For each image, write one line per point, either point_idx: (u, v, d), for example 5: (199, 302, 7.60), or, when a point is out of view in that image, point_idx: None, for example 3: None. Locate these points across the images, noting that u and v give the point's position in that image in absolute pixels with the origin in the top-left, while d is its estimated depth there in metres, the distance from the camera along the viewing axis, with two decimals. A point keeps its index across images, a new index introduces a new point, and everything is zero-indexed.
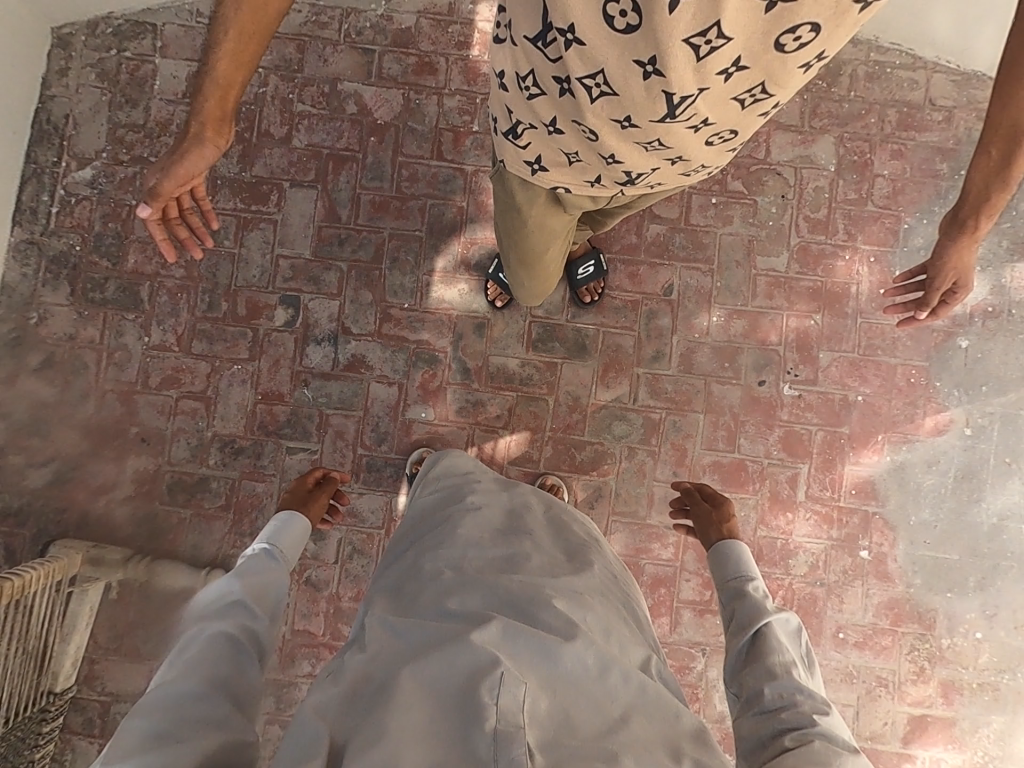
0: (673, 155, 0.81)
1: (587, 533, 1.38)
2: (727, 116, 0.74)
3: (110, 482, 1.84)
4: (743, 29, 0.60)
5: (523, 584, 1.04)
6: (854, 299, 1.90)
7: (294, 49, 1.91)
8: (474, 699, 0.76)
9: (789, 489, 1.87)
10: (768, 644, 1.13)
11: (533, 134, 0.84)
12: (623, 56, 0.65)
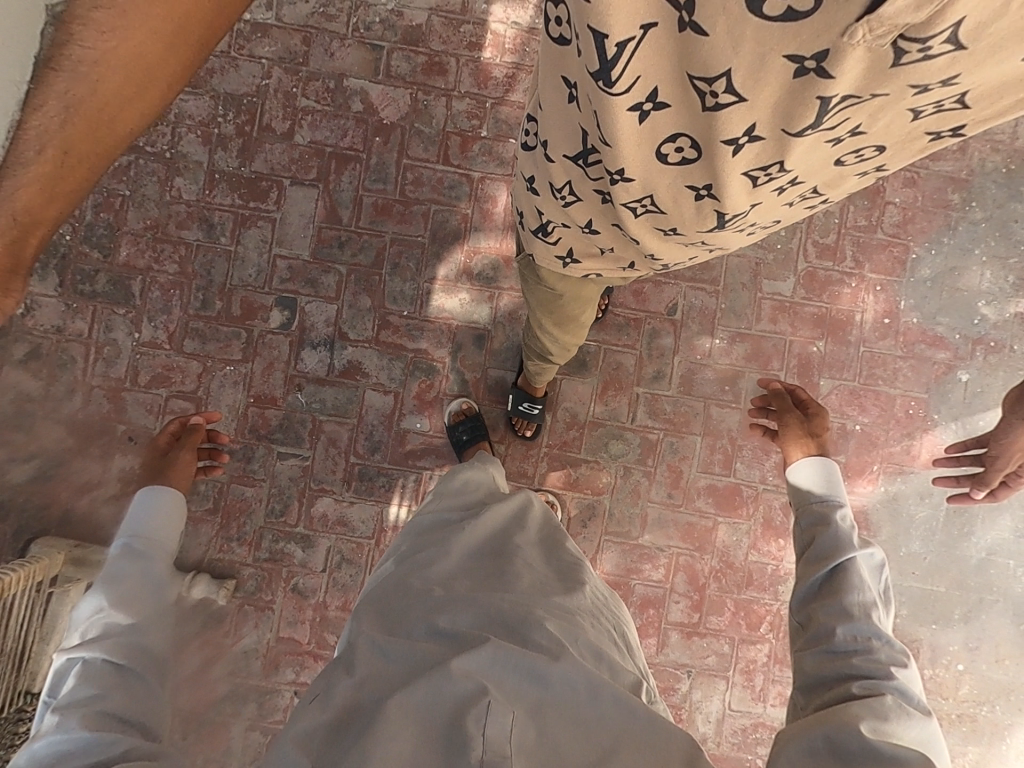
0: (713, 248, 0.76)
1: (578, 553, 1.29)
2: (775, 215, 0.67)
3: (95, 480, 1.80)
4: (809, 166, 0.54)
5: (514, 604, 0.96)
6: (858, 328, 1.88)
7: (299, 40, 1.85)
8: (460, 734, 0.71)
9: (782, 516, 1.86)
10: (847, 581, 1.02)
11: (568, 230, 0.79)
12: (673, 187, 0.59)
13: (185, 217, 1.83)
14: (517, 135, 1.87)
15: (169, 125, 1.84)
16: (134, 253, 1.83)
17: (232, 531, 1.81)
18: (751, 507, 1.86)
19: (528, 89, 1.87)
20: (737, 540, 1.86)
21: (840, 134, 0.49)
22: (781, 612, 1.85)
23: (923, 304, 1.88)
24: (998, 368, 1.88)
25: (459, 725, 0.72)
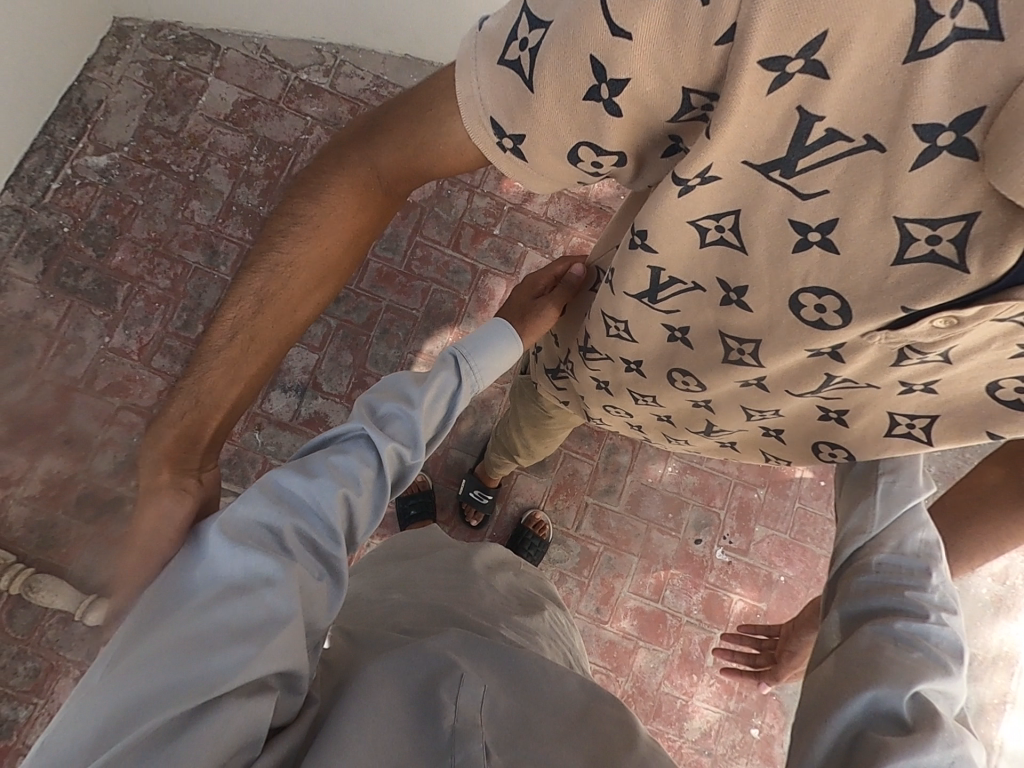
0: (659, 411, 0.98)
1: (537, 589, 1.18)
2: (728, 411, 0.88)
3: (16, 477, 1.71)
4: (794, 420, 0.84)
5: (421, 612, 0.86)
6: (796, 483, 2.02)
7: (346, 109, 1.97)
8: (432, 695, 0.66)
9: (700, 652, 1.91)
10: (907, 515, 0.69)
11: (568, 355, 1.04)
12: (678, 395, 0.90)
13: (191, 239, 1.86)
14: (526, 240, 2.02)
15: (201, 151, 1.90)
16: (129, 261, 1.83)
17: None
18: (672, 637, 1.91)
19: (544, 203, 2.04)
20: (652, 667, 1.89)
21: (916, 388, 0.68)
22: (683, 750, 1.85)
23: None
24: None
25: (432, 689, 0.66)
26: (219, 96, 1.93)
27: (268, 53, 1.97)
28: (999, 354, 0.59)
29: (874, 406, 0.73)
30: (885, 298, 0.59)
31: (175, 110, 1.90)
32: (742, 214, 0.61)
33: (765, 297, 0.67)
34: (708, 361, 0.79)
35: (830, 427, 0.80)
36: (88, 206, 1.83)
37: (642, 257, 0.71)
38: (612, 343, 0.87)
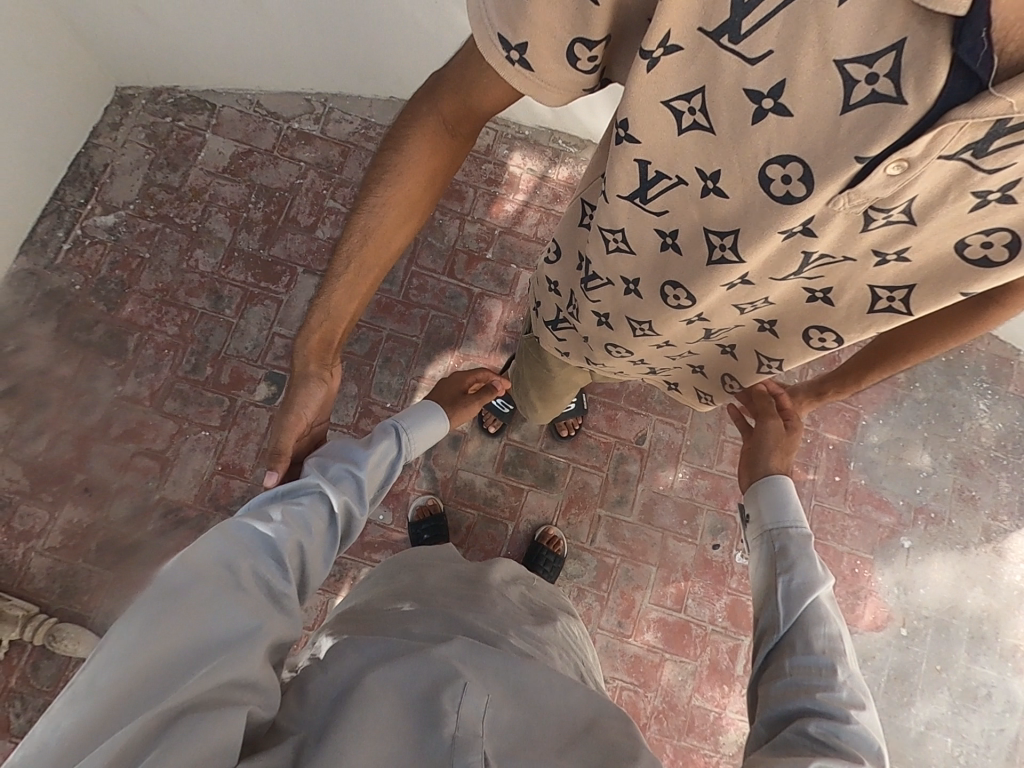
0: (660, 337, 0.95)
1: (550, 603, 1.18)
2: (726, 316, 0.85)
3: (37, 529, 1.75)
4: (787, 305, 0.80)
5: (432, 618, 0.87)
6: (810, 480, 2.00)
7: (338, 152, 2.06)
8: (433, 705, 0.65)
9: (728, 661, 1.86)
10: (810, 612, 0.89)
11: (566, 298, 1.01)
12: (672, 314, 0.86)
13: (197, 287, 1.94)
14: (519, 262, 2.07)
15: (203, 203, 1.99)
16: (139, 311, 1.90)
17: None
18: (698, 647, 1.87)
19: (533, 224, 2.10)
20: (681, 680, 1.84)
21: (891, 253, 0.64)
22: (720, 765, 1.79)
23: (871, 467, 2.02)
24: (937, 539, 1.99)
25: (433, 698, 0.66)
26: (217, 150, 2.03)
27: (261, 107, 2.08)
28: (962, 203, 0.55)
29: (857, 278, 0.70)
30: (839, 154, 0.52)
31: (176, 167, 2.01)
32: (708, 89, 0.56)
33: (735, 182, 0.62)
34: (694, 269, 0.75)
35: (819, 308, 0.77)
36: (98, 263, 1.92)
37: (625, 151, 0.66)
38: (613, 260, 0.82)
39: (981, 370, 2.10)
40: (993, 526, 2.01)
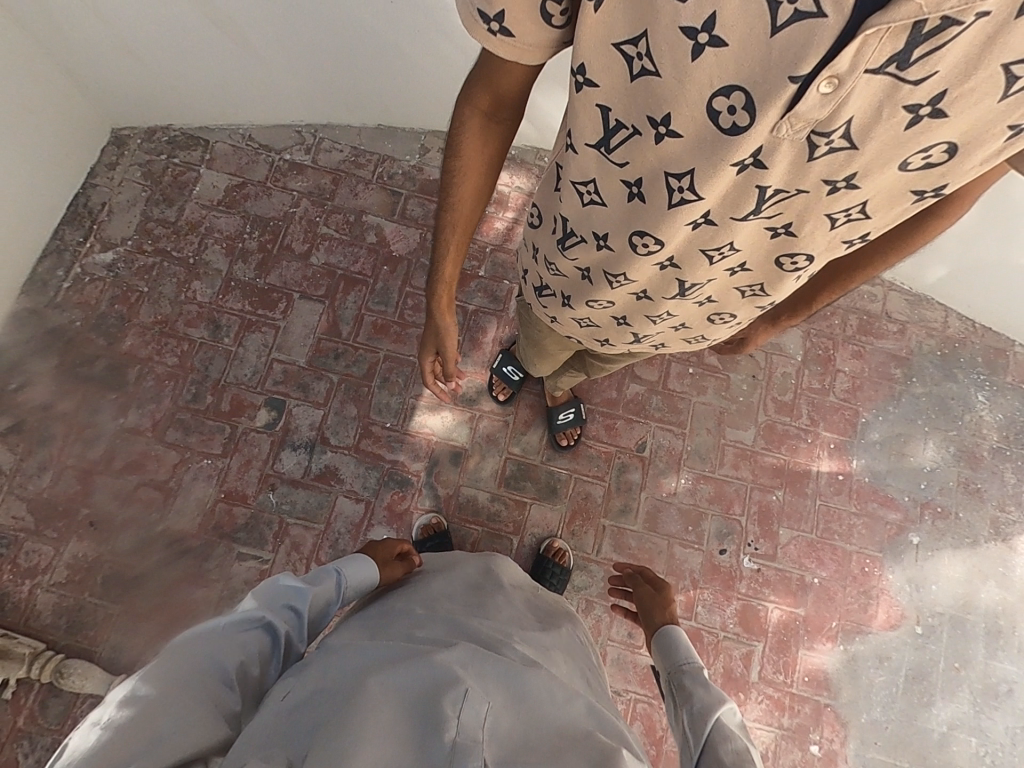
0: (638, 291, 0.96)
1: (558, 608, 1.17)
2: (696, 267, 0.86)
3: (43, 565, 1.75)
4: (751, 247, 0.81)
5: (435, 623, 0.87)
6: (814, 480, 1.99)
7: (329, 180, 2.11)
8: (434, 711, 0.64)
9: (743, 668, 1.84)
10: (717, 732, 1.06)
11: (549, 263, 1.03)
12: (645, 263, 0.88)
13: (195, 317, 1.96)
14: (511, 277, 2.10)
15: (199, 235, 2.03)
16: (139, 344, 1.93)
17: (173, 634, 1.72)
18: (711, 655, 1.84)
19: None
20: None
21: (839, 180, 0.66)
22: None
23: (873, 464, 2.01)
24: (946, 533, 1.97)
25: (433, 701, 0.66)
26: (211, 184, 2.08)
27: (252, 140, 2.13)
28: (896, 121, 0.59)
29: (814, 210, 0.72)
30: (774, 75, 0.56)
31: (172, 202, 2.05)
32: (651, 32, 0.60)
33: (685, 120, 0.64)
34: (659, 213, 0.76)
35: (782, 241, 0.79)
36: (98, 299, 1.95)
37: (588, 97, 0.70)
38: (587, 212, 0.86)
39: (977, 362, 2.10)
40: (1001, 517, 1.99)
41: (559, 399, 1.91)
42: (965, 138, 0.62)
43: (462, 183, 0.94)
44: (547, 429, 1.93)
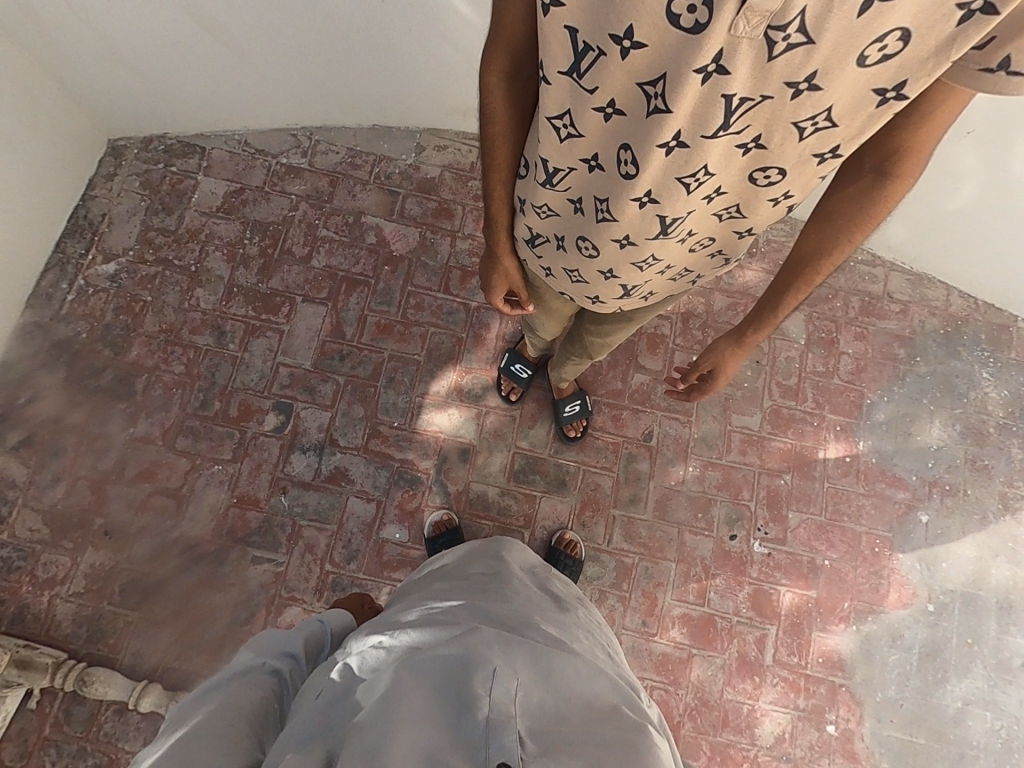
0: (622, 232, 0.95)
1: (570, 591, 1.18)
2: (675, 197, 0.86)
3: (60, 576, 1.77)
4: (725, 167, 0.82)
5: (456, 609, 0.88)
6: (821, 463, 2.00)
7: (326, 182, 2.11)
8: (466, 693, 0.66)
9: (757, 651, 1.85)
10: None
11: (535, 211, 1.02)
12: (625, 197, 0.87)
13: (200, 325, 1.98)
14: None
15: (200, 242, 2.04)
16: (145, 353, 1.94)
17: (192, 639, 1.74)
18: (725, 639, 1.86)
19: None
20: (711, 675, 1.83)
21: (801, 81, 0.68)
22: (759, 758, 1.77)
23: (880, 445, 2.02)
24: (955, 510, 1.98)
25: (465, 685, 0.67)
26: (209, 191, 2.08)
27: (248, 145, 2.13)
28: (848, 6, 0.60)
29: (780, 118, 0.73)
30: None
31: (171, 210, 2.06)
32: None
33: (648, 27, 0.66)
34: (639, 127, 0.77)
35: (754, 155, 0.80)
36: (102, 310, 1.96)
37: (557, 17, 0.70)
38: (567, 146, 0.85)
39: (980, 339, 2.10)
40: (1009, 492, 2.00)
41: (565, 392, 1.93)
42: (917, 22, 0.63)
43: (498, 144, 0.95)
44: (554, 421, 1.95)
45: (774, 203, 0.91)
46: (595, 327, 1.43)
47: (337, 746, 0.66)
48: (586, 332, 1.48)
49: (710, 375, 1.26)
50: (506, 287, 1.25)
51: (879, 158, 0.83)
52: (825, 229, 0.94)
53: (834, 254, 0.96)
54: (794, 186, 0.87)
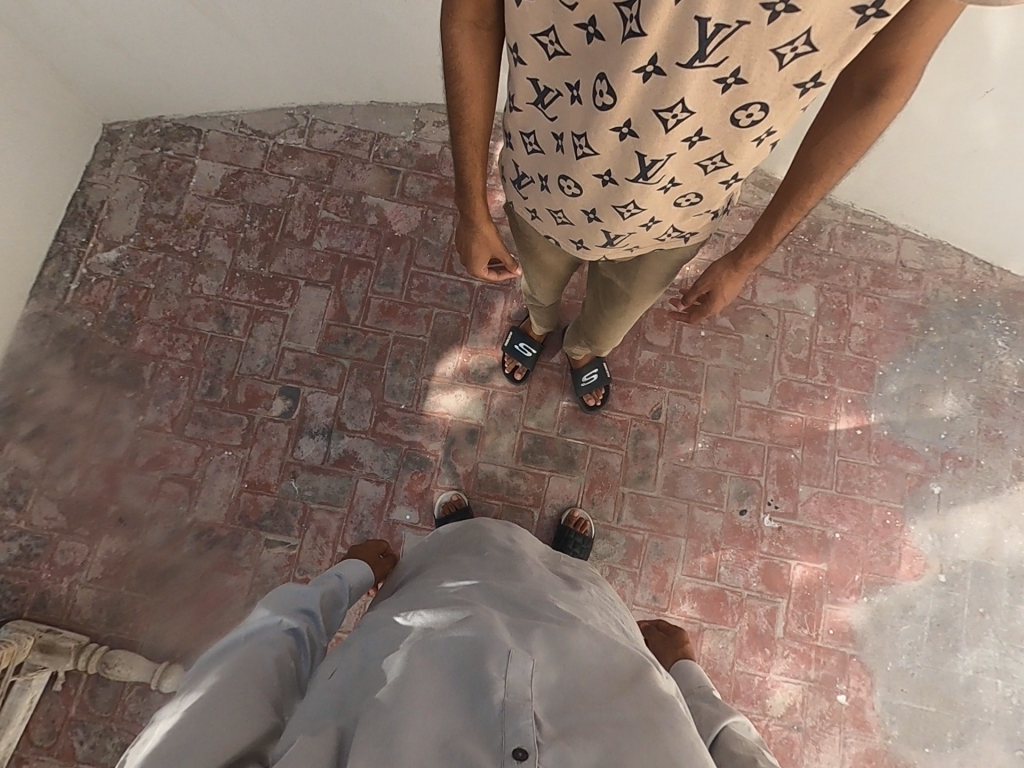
0: (603, 171, 0.92)
1: (583, 570, 1.17)
2: (652, 133, 0.83)
3: (78, 562, 1.80)
4: (705, 106, 0.79)
5: (468, 589, 0.88)
6: (832, 437, 1.98)
7: (325, 162, 2.07)
8: (480, 674, 0.66)
9: (767, 624, 1.86)
10: (727, 734, 1.01)
11: (520, 146, 0.99)
12: (604, 128, 0.84)
13: (203, 311, 1.97)
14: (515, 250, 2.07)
15: (200, 227, 2.02)
16: (150, 341, 1.94)
17: (210, 621, 1.78)
18: (735, 613, 1.87)
19: None
20: (722, 648, 1.84)
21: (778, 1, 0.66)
22: (770, 728, 1.80)
23: (892, 417, 1.99)
24: (968, 481, 1.96)
25: (479, 666, 0.67)
26: (208, 175, 2.06)
27: (245, 126, 2.09)
28: None
29: (758, 45, 0.71)
30: None
31: (170, 195, 2.03)
32: None
33: None
34: (614, 52, 0.74)
35: (734, 93, 0.77)
36: (106, 298, 1.96)
37: None
38: (549, 73, 0.82)
39: (996, 307, 2.06)
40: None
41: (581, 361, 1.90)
42: None
43: (469, 98, 0.94)
44: (573, 391, 1.94)
45: (758, 145, 0.87)
46: (600, 321, 1.48)
47: (350, 724, 0.67)
48: (593, 326, 1.52)
49: (706, 297, 1.23)
50: (489, 256, 1.19)
51: (868, 81, 0.82)
52: (824, 141, 0.91)
53: (824, 183, 0.95)
54: (777, 123, 0.83)
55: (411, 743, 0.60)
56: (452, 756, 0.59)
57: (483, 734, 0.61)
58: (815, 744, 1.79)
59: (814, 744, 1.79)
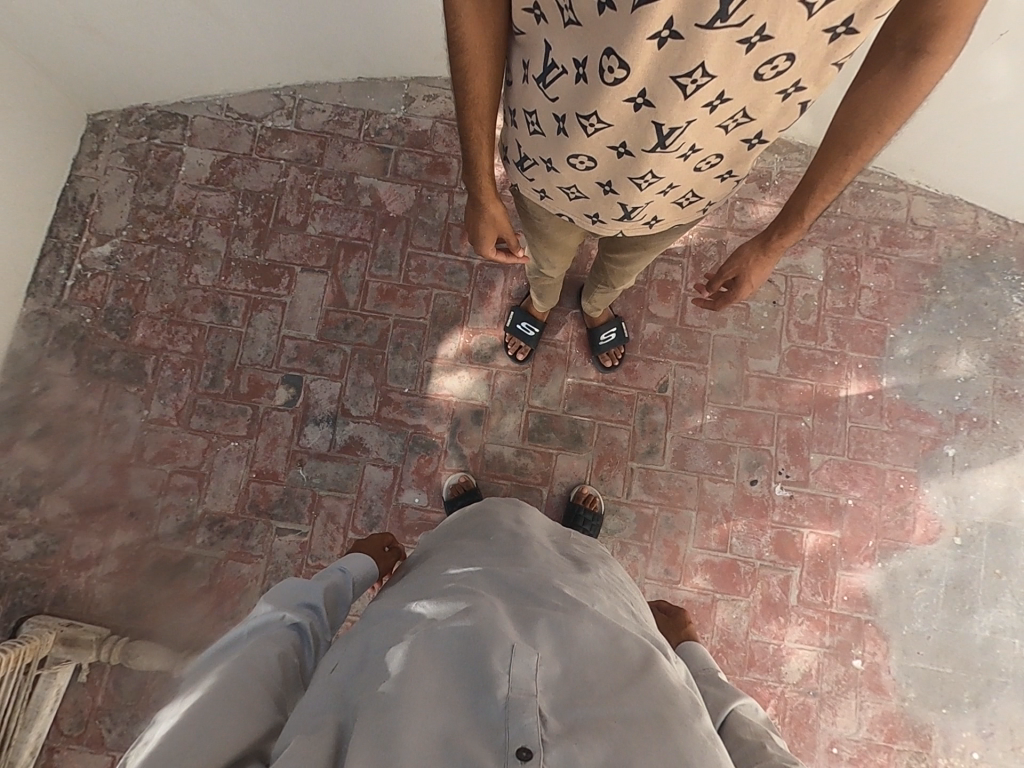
0: (618, 140, 0.88)
1: (591, 550, 1.16)
2: (670, 99, 0.79)
3: (94, 557, 1.82)
4: (727, 68, 0.75)
5: (470, 577, 0.87)
6: (843, 403, 1.94)
7: (316, 144, 2.02)
8: (483, 670, 0.66)
9: (781, 593, 1.86)
10: (733, 718, 1.01)
11: (527, 122, 0.94)
12: (617, 97, 0.80)
13: (201, 302, 1.95)
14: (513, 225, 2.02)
15: (192, 217, 1.99)
16: (150, 335, 1.93)
17: (226, 609, 1.80)
18: (748, 584, 1.86)
19: None
20: (736, 618, 1.85)
21: None
22: (786, 694, 1.81)
23: (904, 380, 1.95)
24: (983, 443, 1.93)
25: (482, 661, 0.67)
26: (197, 163, 2.01)
27: (232, 110, 2.03)
28: None
29: None
30: None
31: (160, 185, 2.00)
32: None
33: None
34: (628, 20, 0.70)
35: (759, 49, 0.73)
36: (103, 294, 1.94)
37: None
38: (561, 44, 0.77)
39: (1011, 262, 1.99)
40: None
41: (600, 320, 1.90)
42: None
43: (476, 78, 0.89)
44: (592, 351, 1.93)
45: (784, 100, 0.82)
46: (615, 261, 1.39)
47: (350, 719, 0.67)
48: (608, 265, 1.44)
49: (733, 284, 1.20)
50: (496, 235, 1.16)
51: (911, 38, 0.79)
52: (872, 93, 0.86)
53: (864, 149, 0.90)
54: (805, 74, 0.78)
55: (412, 738, 0.59)
56: (454, 753, 0.59)
57: (489, 731, 0.61)
58: (831, 709, 1.80)
59: (830, 708, 1.80)
